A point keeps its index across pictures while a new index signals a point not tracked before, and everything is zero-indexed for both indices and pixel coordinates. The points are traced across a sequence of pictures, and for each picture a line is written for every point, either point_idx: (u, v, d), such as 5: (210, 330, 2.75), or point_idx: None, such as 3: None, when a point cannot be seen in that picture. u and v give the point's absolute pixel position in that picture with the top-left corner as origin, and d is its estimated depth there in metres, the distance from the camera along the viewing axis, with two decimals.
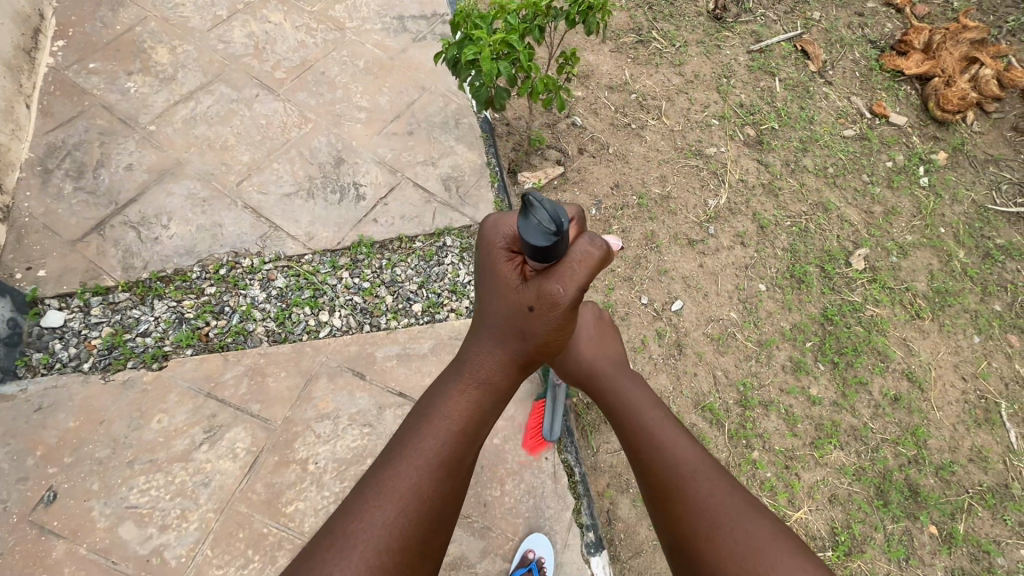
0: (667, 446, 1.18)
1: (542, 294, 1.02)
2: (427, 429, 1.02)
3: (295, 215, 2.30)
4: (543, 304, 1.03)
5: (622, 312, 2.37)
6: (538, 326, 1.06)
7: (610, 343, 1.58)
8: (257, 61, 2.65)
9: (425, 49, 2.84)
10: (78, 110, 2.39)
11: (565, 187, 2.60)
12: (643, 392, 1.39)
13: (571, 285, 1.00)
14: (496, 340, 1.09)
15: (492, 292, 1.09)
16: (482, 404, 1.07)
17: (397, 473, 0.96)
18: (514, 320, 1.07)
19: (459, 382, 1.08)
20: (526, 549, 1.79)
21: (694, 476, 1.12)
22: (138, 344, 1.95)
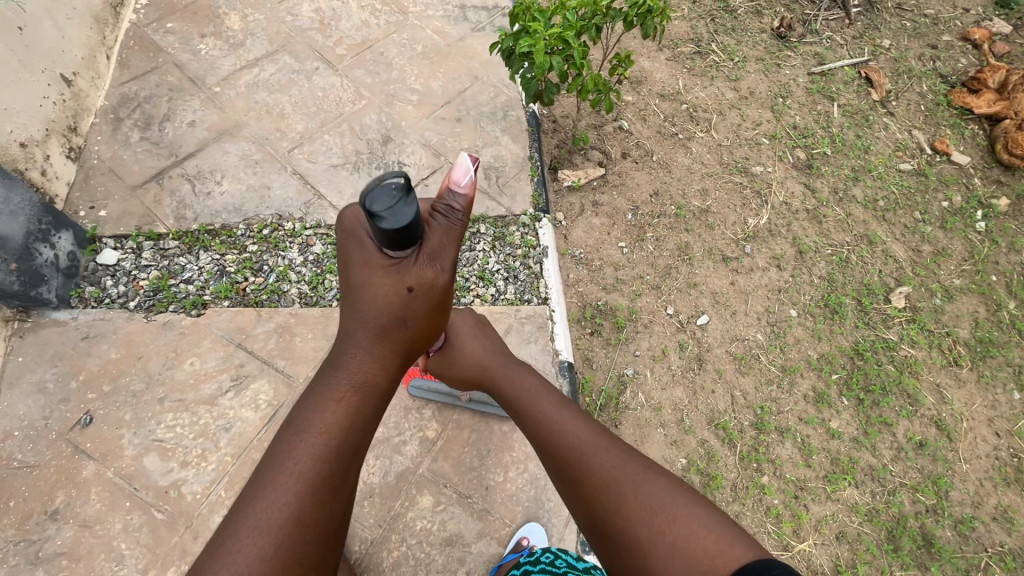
0: (564, 426, 1.28)
1: (420, 278, 1.11)
2: (305, 443, 0.97)
3: (339, 186, 2.38)
4: (422, 286, 1.12)
5: (645, 319, 2.36)
6: (415, 310, 1.14)
7: (493, 337, 1.72)
8: (321, 36, 2.75)
9: (482, 40, 2.89)
10: (153, 65, 2.53)
11: (604, 189, 2.60)
12: (538, 379, 1.50)
13: (438, 262, 1.12)
14: (375, 335, 1.12)
15: (361, 290, 1.13)
16: (366, 410, 1.06)
17: (272, 493, 0.91)
18: (389, 311, 1.12)
19: (336, 390, 1.06)
20: (521, 537, 1.80)
21: (592, 449, 1.21)
22: (181, 290, 2.06)
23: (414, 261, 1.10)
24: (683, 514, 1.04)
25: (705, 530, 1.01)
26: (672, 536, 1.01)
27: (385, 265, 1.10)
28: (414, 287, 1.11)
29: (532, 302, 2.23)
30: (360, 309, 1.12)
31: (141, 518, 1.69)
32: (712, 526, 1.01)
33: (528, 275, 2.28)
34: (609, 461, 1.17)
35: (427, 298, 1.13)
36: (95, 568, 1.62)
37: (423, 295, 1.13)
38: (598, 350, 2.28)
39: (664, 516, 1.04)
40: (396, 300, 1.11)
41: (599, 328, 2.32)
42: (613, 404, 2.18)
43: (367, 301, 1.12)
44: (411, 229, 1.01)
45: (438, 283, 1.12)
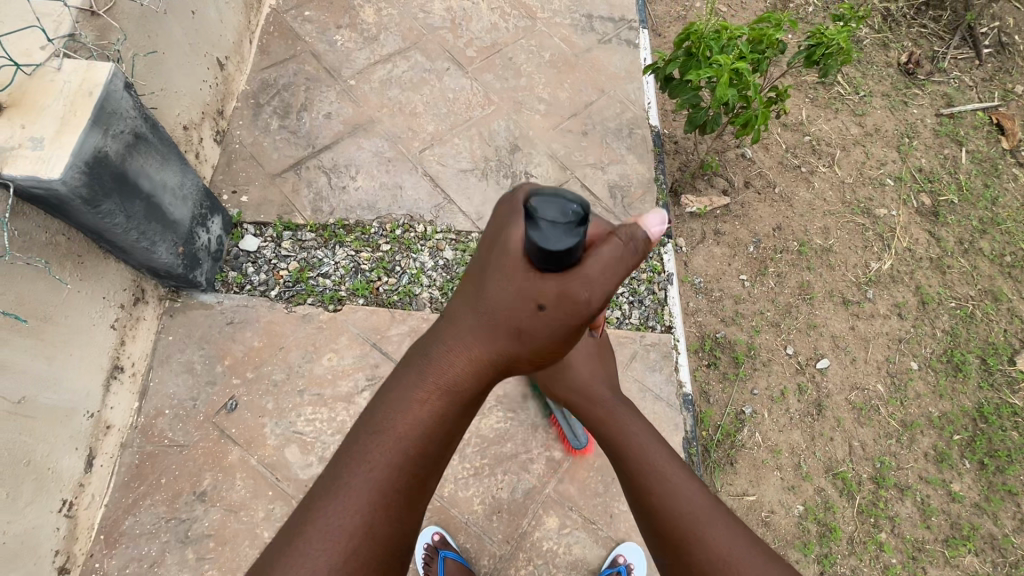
0: (668, 488, 1.22)
1: (562, 294, 0.89)
2: (383, 433, 0.95)
3: (468, 192, 2.37)
4: (560, 304, 0.90)
5: (764, 357, 2.32)
6: (537, 334, 0.93)
7: (609, 367, 1.67)
8: (452, 35, 2.73)
9: (609, 52, 2.84)
10: (291, 53, 2.55)
11: (726, 218, 2.55)
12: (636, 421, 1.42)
13: (595, 288, 0.88)
14: (483, 331, 0.96)
15: (496, 284, 0.94)
16: (440, 425, 0.97)
17: (348, 478, 0.92)
18: (511, 317, 0.94)
19: (428, 383, 0.99)
20: (617, 553, 1.80)
21: (694, 511, 1.17)
22: (319, 284, 2.08)
23: (562, 277, 0.88)
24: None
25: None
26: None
27: (531, 268, 0.90)
28: (546, 304, 0.90)
29: (656, 329, 2.21)
30: (479, 301, 0.96)
31: (282, 509, 1.73)
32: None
33: (653, 301, 2.26)
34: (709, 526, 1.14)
35: (565, 316, 0.90)
36: (242, 553, 1.66)
37: (563, 313, 0.90)
38: (715, 383, 2.25)
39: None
40: (524, 314, 0.92)
41: (717, 361, 2.28)
42: (731, 441, 2.15)
43: (490, 294, 0.95)
44: (568, 254, 0.84)
45: (579, 310, 0.90)
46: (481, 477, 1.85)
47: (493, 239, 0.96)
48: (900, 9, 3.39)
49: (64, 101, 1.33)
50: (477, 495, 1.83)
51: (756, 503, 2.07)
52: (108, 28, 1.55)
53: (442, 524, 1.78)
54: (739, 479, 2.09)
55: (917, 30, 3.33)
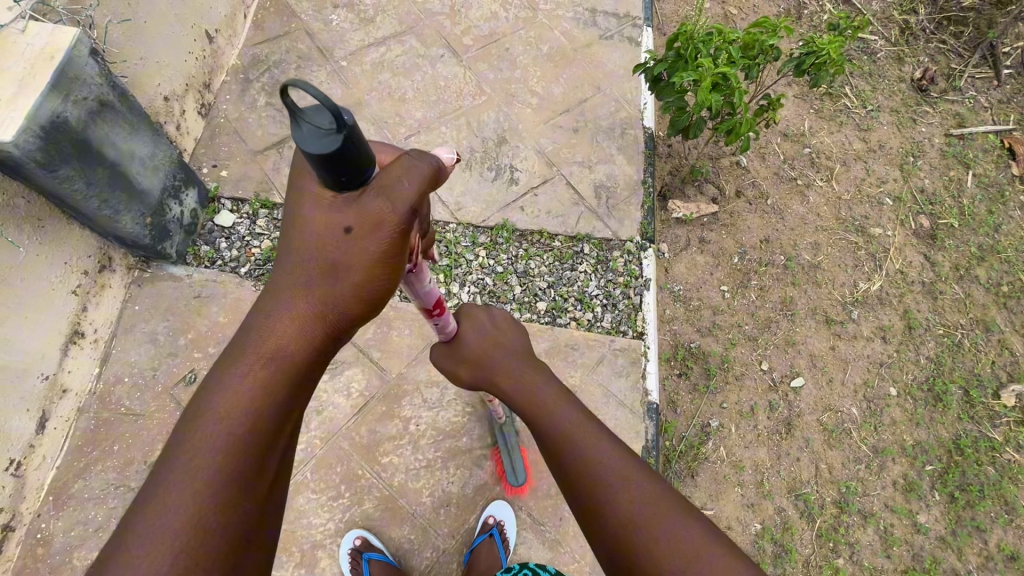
0: (590, 471, 0.96)
1: (366, 210, 0.79)
2: (197, 436, 0.75)
3: (449, 181, 2.35)
4: (368, 220, 0.79)
5: (738, 371, 2.27)
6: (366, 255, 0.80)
7: (508, 336, 1.23)
8: (450, 22, 2.70)
9: (609, 49, 2.79)
10: (285, 30, 2.54)
11: (714, 226, 2.50)
12: (550, 382, 1.16)
13: (397, 194, 0.78)
14: (313, 280, 0.82)
15: (302, 222, 0.83)
16: (261, 415, 0.77)
17: (158, 491, 0.72)
18: (328, 246, 0.81)
19: (246, 356, 0.80)
20: (487, 516, 1.79)
21: (617, 485, 0.93)
22: None
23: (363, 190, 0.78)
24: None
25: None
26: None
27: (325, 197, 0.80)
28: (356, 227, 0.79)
29: (627, 334, 2.17)
30: (295, 249, 0.83)
31: None
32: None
33: (628, 305, 2.22)
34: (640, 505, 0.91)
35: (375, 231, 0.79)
36: None
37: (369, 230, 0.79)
38: (684, 393, 2.21)
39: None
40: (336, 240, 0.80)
41: (688, 372, 2.25)
42: (693, 453, 2.12)
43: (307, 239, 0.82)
44: (348, 150, 0.74)
45: (383, 229, 0.79)
46: (432, 470, 1.84)
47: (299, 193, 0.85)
48: (920, 22, 3.27)
49: (25, 64, 1.33)
50: (427, 488, 1.82)
51: (714, 518, 2.04)
52: None
53: (368, 528, 1.74)
54: (698, 492, 2.07)
55: (935, 46, 3.21)
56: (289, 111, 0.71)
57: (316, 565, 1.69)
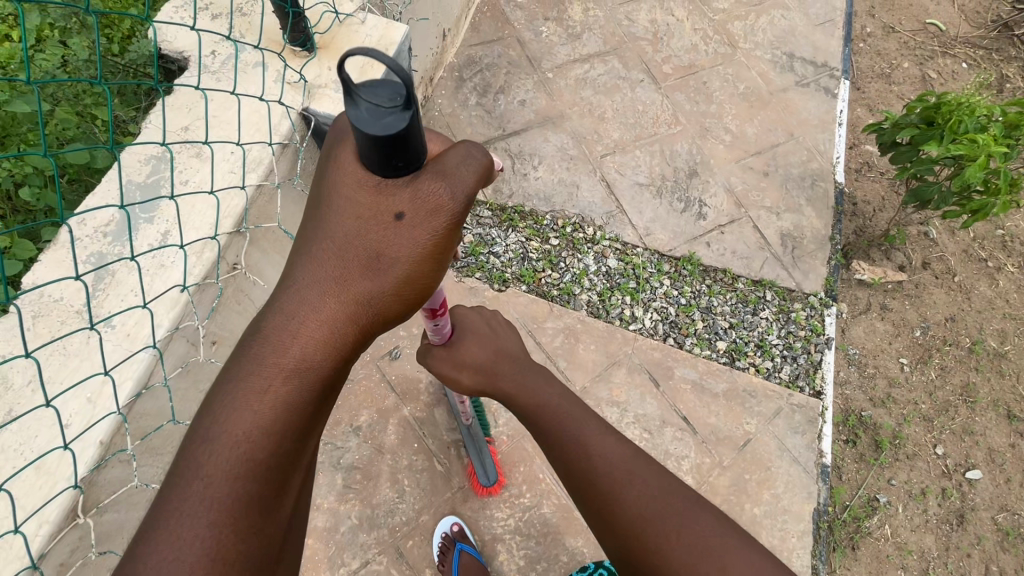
0: (630, 505, 1.01)
1: (418, 197, 0.70)
2: (199, 481, 0.63)
3: (640, 206, 2.38)
4: (420, 207, 0.71)
5: (910, 449, 2.19)
6: (394, 249, 0.71)
7: (508, 333, 1.22)
8: (651, 48, 2.73)
9: (805, 96, 2.75)
10: (499, 35, 2.64)
11: (897, 295, 2.41)
12: (552, 386, 1.14)
13: (455, 185, 0.71)
14: (321, 293, 0.72)
15: (330, 214, 0.73)
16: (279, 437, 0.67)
17: (156, 553, 0.60)
18: (362, 247, 0.71)
19: (250, 386, 0.68)
20: None
21: (631, 478, 1.03)
22: (489, 261, 2.17)
23: (410, 181, 0.71)
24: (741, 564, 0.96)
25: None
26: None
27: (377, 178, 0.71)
28: (407, 211, 0.71)
29: (805, 390, 2.13)
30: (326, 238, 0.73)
31: (423, 463, 1.84)
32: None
33: (807, 360, 2.18)
34: (645, 490, 1.02)
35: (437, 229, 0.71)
36: (383, 493, 1.79)
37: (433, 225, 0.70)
38: (851, 461, 2.14)
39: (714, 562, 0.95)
40: (390, 233, 0.71)
41: (858, 440, 2.18)
42: (857, 525, 2.06)
43: (331, 233, 0.73)
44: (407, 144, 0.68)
45: (438, 213, 0.70)
46: None
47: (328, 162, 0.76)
48: None
49: (365, 52, 1.44)
50: None
51: None
52: None
53: (462, 516, 1.80)
54: (859, 566, 2.00)
55: None
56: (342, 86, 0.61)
57: (495, 557, 1.78)
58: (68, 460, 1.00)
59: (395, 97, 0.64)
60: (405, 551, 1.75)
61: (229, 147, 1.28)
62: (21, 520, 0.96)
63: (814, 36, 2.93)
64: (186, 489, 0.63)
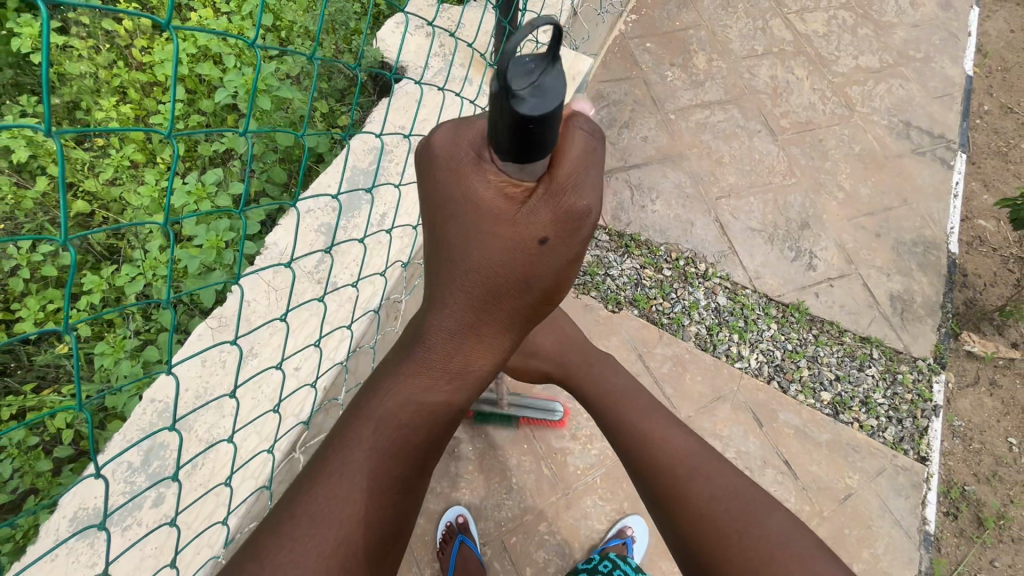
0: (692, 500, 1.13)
1: (558, 218, 0.84)
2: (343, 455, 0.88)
3: (751, 249, 2.45)
4: (561, 228, 0.85)
5: (1016, 532, 2.12)
6: (541, 271, 0.89)
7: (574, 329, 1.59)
8: (770, 102, 2.84)
9: (921, 164, 2.79)
10: (627, 74, 2.81)
11: (1008, 371, 2.37)
12: (614, 376, 1.45)
13: (590, 195, 0.83)
14: (468, 302, 0.92)
15: (470, 241, 0.89)
16: (458, 392, 0.95)
17: (316, 501, 0.85)
18: (513, 270, 0.89)
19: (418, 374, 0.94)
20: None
21: (690, 466, 1.18)
22: (606, 282, 2.27)
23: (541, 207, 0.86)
24: (769, 517, 1.10)
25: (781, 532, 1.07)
26: (762, 548, 1.04)
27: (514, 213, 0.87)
28: (549, 237, 0.86)
29: (909, 453, 2.11)
30: (461, 259, 0.90)
31: (532, 465, 1.90)
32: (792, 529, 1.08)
33: (914, 425, 2.16)
34: (702, 479, 1.15)
35: (575, 245, 0.87)
36: (492, 487, 1.87)
37: (573, 237, 0.86)
38: (951, 535, 2.09)
39: (746, 516, 1.09)
40: (524, 250, 0.87)
41: (960, 514, 2.13)
42: None
43: (480, 262, 0.89)
44: (545, 134, 0.72)
45: (579, 232, 0.85)
46: None
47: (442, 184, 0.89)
48: None
49: None
50: None
51: None
52: (578, 29, 1.85)
53: (564, 522, 1.84)
54: None
55: None
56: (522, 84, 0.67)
57: None
58: (305, 396, 1.15)
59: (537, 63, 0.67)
60: (509, 546, 1.80)
61: None
62: (266, 442, 1.12)
63: (932, 107, 2.98)
64: (351, 457, 0.87)
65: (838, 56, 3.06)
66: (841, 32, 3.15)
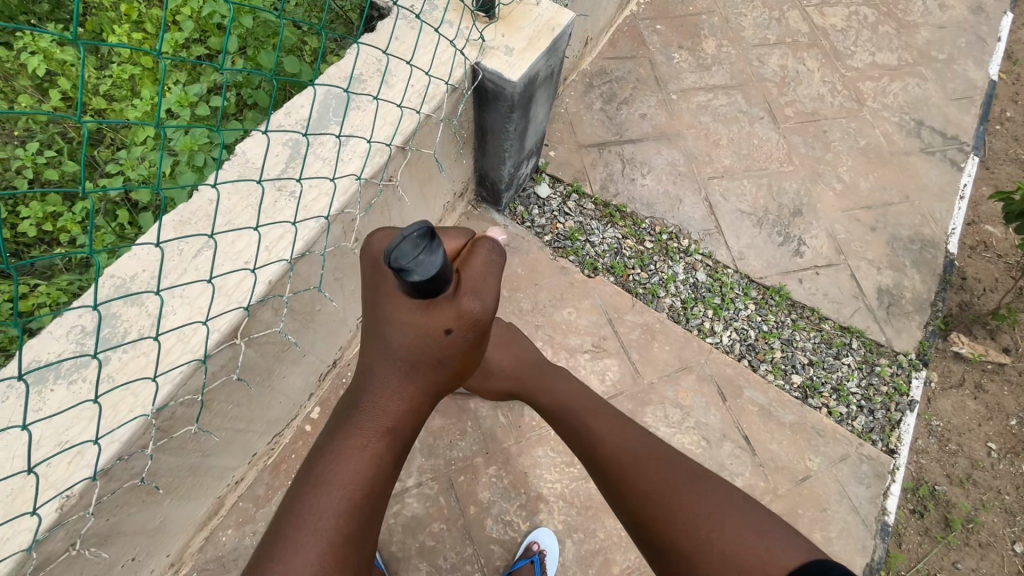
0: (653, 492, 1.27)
1: (461, 313, 1.08)
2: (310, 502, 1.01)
3: (738, 230, 2.43)
4: (461, 322, 1.08)
5: (984, 536, 2.05)
6: (452, 351, 1.12)
7: (523, 343, 1.81)
8: (776, 90, 2.82)
9: (928, 163, 2.72)
10: (634, 53, 2.83)
11: (996, 377, 2.29)
12: (569, 384, 1.68)
13: (486, 301, 1.09)
14: (398, 374, 1.11)
15: (394, 327, 1.09)
16: (388, 447, 1.09)
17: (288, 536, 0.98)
18: (428, 351, 1.10)
19: (358, 438, 1.08)
20: (533, 541, 1.75)
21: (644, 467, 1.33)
22: (585, 248, 2.29)
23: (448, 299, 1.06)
24: (755, 521, 1.16)
25: (758, 533, 1.13)
26: (733, 546, 1.12)
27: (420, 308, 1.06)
28: (454, 328, 1.09)
29: (878, 444, 2.06)
30: (389, 346, 1.11)
31: (488, 411, 1.92)
32: (764, 525, 1.15)
33: (885, 417, 2.11)
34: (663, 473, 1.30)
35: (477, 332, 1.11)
36: (446, 427, 1.89)
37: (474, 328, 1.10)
38: (913, 532, 2.03)
39: (731, 521, 1.16)
40: (434, 337, 1.08)
41: (926, 513, 2.06)
42: None
43: (398, 344, 1.09)
44: (434, 282, 0.94)
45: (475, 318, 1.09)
46: None
47: (373, 270, 1.11)
48: None
49: (535, 27, 1.64)
50: None
51: None
52: None
53: (514, 468, 1.85)
54: None
55: None
56: (408, 263, 0.88)
57: (537, 514, 1.81)
58: (247, 284, 1.21)
59: (422, 240, 0.88)
60: (456, 484, 1.83)
61: (421, 79, 1.48)
62: (202, 315, 1.16)
63: (949, 109, 2.90)
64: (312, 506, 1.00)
65: (855, 51, 3.01)
66: (861, 28, 3.09)
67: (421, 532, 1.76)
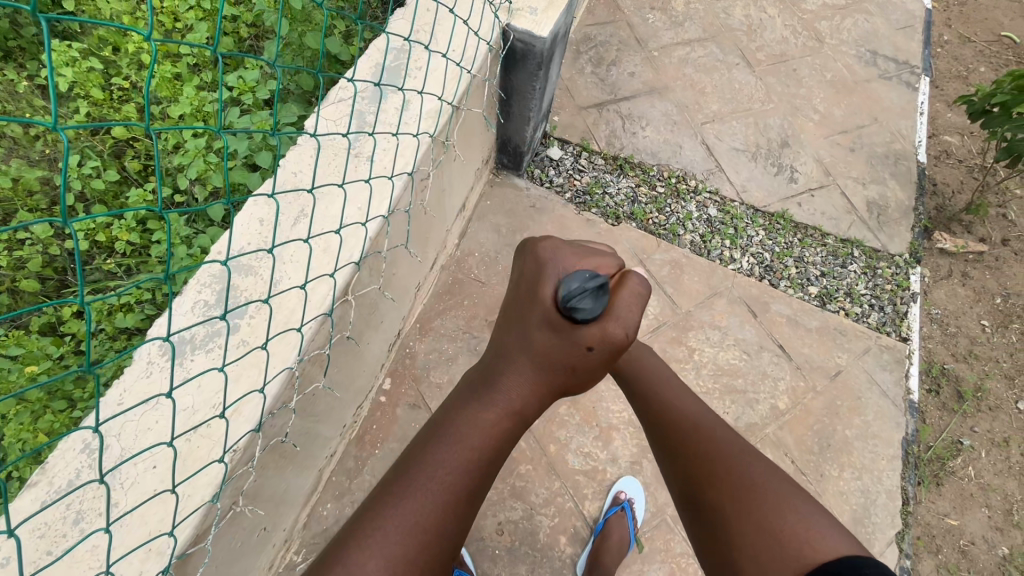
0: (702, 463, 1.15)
1: (603, 332, 0.99)
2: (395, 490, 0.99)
3: (737, 166, 2.63)
4: (600, 336, 0.99)
5: (993, 401, 2.31)
6: (583, 361, 1.03)
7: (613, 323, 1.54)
8: (745, 38, 3.04)
9: (888, 88, 2.99)
10: (612, 18, 2.98)
11: (978, 264, 2.57)
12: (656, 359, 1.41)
13: (628, 325, 0.98)
14: (525, 360, 1.06)
15: (541, 329, 1.04)
16: (511, 424, 1.06)
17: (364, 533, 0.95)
18: (558, 353, 1.03)
19: (480, 409, 1.06)
20: (618, 491, 1.86)
21: (707, 445, 1.17)
22: (604, 199, 2.43)
23: (592, 303, 0.98)
24: (800, 507, 1.04)
25: (799, 515, 1.03)
26: (792, 532, 1.00)
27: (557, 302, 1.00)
28: (580, 320, 0.98)
29: (892, 335, 2.30)
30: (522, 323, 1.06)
31: None
32: (810, 511, 1.04)
33: (894, 310, 2.35)
34: (720, 452, 1.15)
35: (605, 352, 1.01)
36: None
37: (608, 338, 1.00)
38: (934, 408, 2.26)
39: (782, 505, 1.05)
40: (560, 330, 1.01)
41: (941, 390, 2.30)
42: (942, 464, 2.16)
43: (532, 330, 1.04)
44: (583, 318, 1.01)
45: (611, 332, 0.98)
46: (711, 398, 2.09)
47: (528, 274, 1.06)
48: None
49: None
50: None
51: (958, 528, 2.06)
52: None
53: (581, 404, 1.97)
54: (942, 500, 2.10)
55: None
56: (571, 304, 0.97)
57: (612, 442, 1.93)
58: (360, 235, 1.30)
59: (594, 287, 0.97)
60: (532, 428, 1.93)
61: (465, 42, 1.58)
62: (328, 269, 1.25)
63: (896, 37, 3.19)
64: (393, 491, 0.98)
65: None
66: None
67: (510, 475, 1.87)
